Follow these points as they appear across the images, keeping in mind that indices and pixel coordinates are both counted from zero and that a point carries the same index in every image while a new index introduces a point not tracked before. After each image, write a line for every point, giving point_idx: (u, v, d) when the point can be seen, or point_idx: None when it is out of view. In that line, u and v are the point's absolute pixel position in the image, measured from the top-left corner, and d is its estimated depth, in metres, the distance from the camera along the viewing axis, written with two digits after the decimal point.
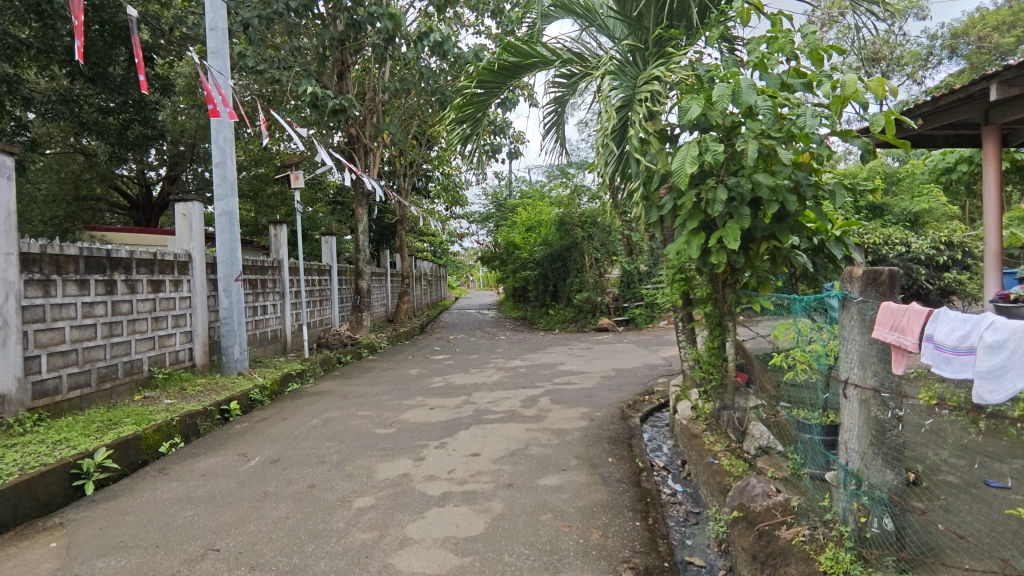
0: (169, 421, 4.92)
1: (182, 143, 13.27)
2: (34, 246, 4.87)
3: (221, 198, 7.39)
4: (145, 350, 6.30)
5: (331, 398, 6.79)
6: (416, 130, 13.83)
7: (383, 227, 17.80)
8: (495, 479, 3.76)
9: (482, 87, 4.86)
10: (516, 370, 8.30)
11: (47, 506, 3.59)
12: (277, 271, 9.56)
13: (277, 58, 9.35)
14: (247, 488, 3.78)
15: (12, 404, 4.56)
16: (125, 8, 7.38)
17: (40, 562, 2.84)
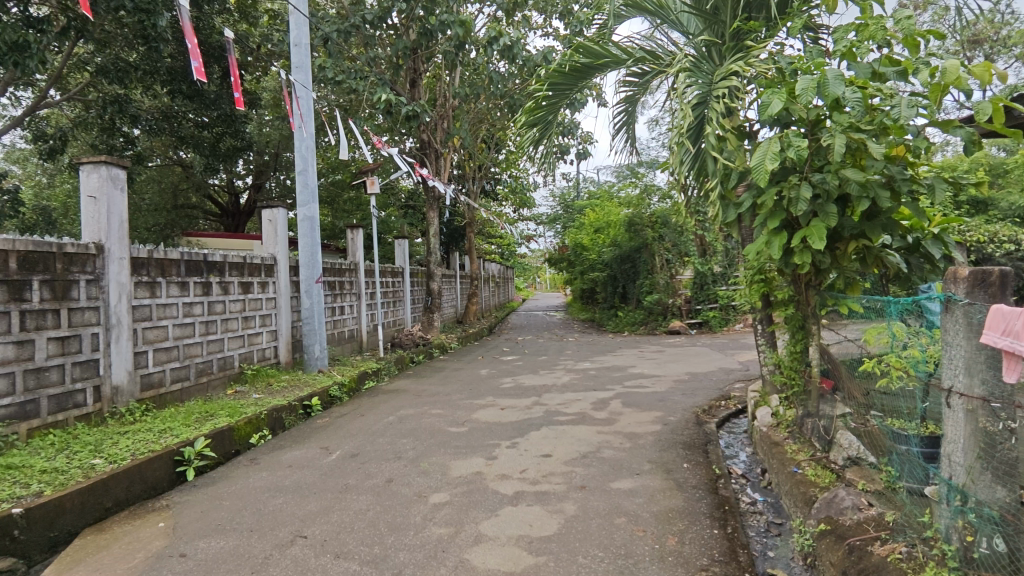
0: (258, 414, 5.25)
1: (267, 153, 14.10)
2: (143, 251, 5.33)
3: (304, 204, 7.79)
4: (236, 347, 6.75)
5: (405, 396, 7.00)
6: (486, 134, 14.05)
7: (453, 230, 18.19)
8: (567, 480, 3.76)
9: (553, 90, 4.86)
10: (586, 372, 8.25)
11: (154, 489, 3.92)
12: (354, 274, 9.98)
13: (354, 69, 9.77)
14: (330, 480, 3.97)
15: (123, 395, 5.02)
16: (221, 30, 7.94)
17: (151, 540, 3.11)
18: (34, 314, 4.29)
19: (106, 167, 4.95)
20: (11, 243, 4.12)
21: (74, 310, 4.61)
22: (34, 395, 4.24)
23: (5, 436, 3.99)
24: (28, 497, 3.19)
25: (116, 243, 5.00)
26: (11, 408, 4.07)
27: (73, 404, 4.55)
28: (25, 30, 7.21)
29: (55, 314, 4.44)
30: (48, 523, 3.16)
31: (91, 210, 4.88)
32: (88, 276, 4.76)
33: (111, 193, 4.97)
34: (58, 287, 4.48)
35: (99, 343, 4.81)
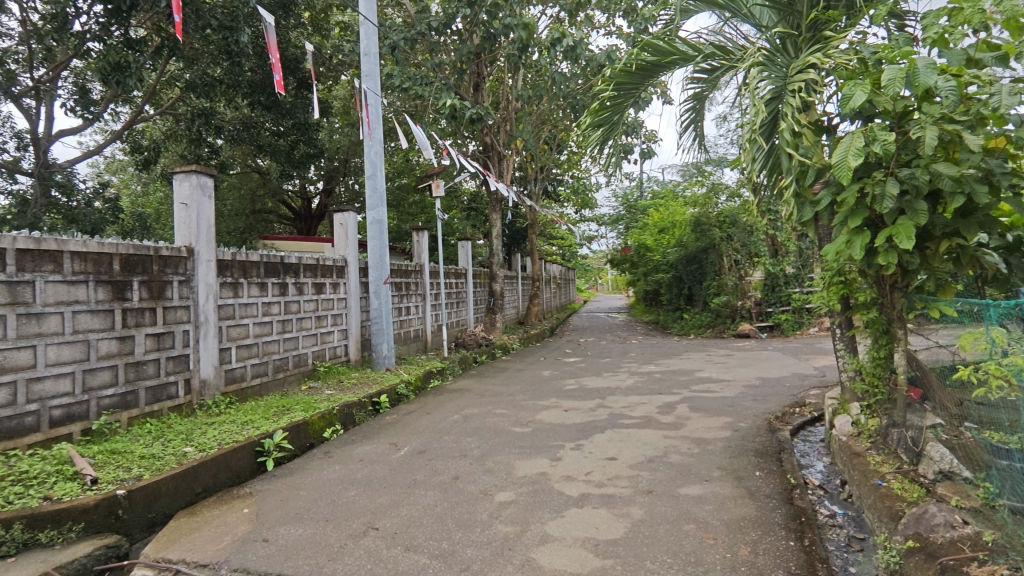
0: (331, 409, 5.49)
1: (337, 159, 14.68)
2: (227, 253, 5.68)
3: (373, 208, 8.06)
4: (310, 345, 7.08)
5: (470, 396, 7.12)
6: (549, 135, 14.04)
7: (515, 231, 18.34)
8: (633, 484, 3.71)
9: (619, 90, 4.79)
10: (651, 375, 8.10)
11: (238, 477, 4.18)
12: (419, 275, 10.23)
13: (420, 75, 10.02)
14: (399, 475, 4.10)
15: (210, 388, 5.38)
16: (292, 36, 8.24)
17: (237, 524, 3.31)
18: (135, 311, 4.66)
19: (196, 175, 5.30)
20: (115, 246, 4.50)
21: (167, 309, 4.97)
22: (133, 386, 4.61)
23: (109, 424, 4.36)
24: (130, 480, 3.48)
25: (205, 246, 5.35)
26: (114, 398, 4.45)
27: (167, 396, 4.92)
28: (125, 51, 7.85)
29: (152, 312, 4.81)
30: (146, 505, 3.43)
31: (183, 216, 5.26)
32: (180, 277, 5.13)
33: (200, 200, 5.32)
34: (154, 287, 4.85)
35: (189, 339, 5.18)
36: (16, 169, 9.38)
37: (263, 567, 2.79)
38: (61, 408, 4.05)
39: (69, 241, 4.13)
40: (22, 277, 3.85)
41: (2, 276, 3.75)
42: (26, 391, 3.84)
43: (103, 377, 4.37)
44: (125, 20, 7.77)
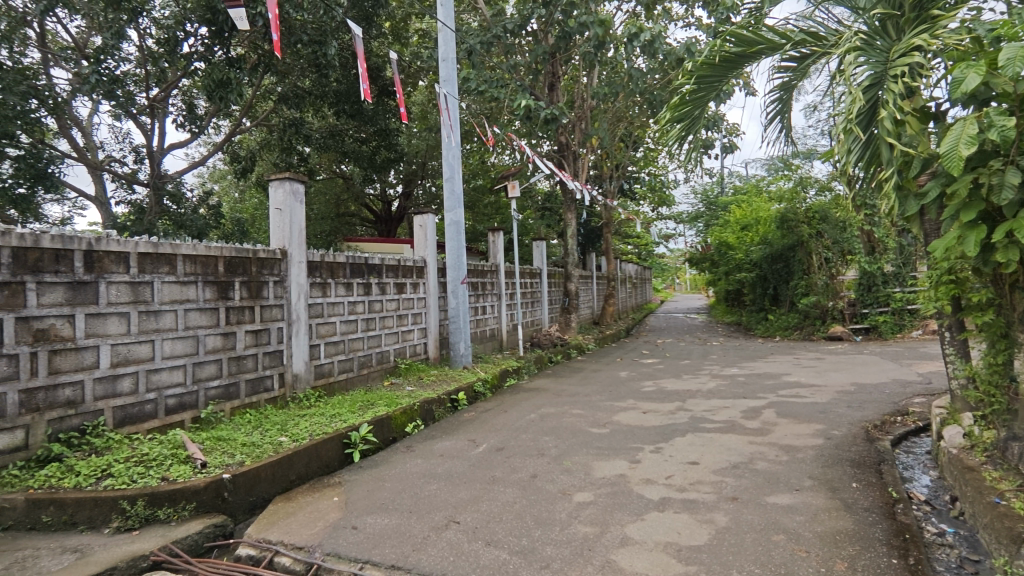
0: (412, 405, 5.68)
1: (416, 163, 15.15)
2: (317, 255, 6.00)
3: (451, 209, 8.24)
4: (392, 342, 7.35)
5: (546, 395, 7.14)
6: (625, 133, 13.82)
7: (590, 230, 18.26)
8: (717, 490, 3.59)
9: (700, 83, 4.62)
10: (734, 378, 7.78)
11: (327, 467, 4.42)
12: (495, 274, 10.37)
13: (495, 78, 10.15)
14: (478, 471, 4.18)
15: (302, 382, 5.72)
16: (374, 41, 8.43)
17: (328, 511, 3.51)
18: (236, 309, 5.04)
19: (289, 181, 5.61)
20: (220, 249, 4.87)
21: (264, 307, 5.34)
22: (235, 379, 4.99)
23: (215, 413, 4.74)
24: (234, 465, 3.77)
25: (297, 249, 5.68)
26: (219, 389, 4.83)
27: (264, 388, 5.28)
28: (227, 69, 8.51)
29: (251, 310, 5.18)
30: (248, 489, 3.70)
31: (278, 220, 5.62)
32: (275, 278, 5.48)
33: (293, 206, 5.65)
34: (253, 287, 5.21)
35: (283, 336, 5.53)
36: (135, 181, 10.37)
37: (353, 553, 2.94)
38: (174, 397, 4.45)
39: (181, 245, 4.52)
40: (143, 278, 4.25)
41: (127, 277, 4.14)
42: (146, 382, 4.24)
43: (209, 370, 4.75)
44: (226, 40, 8.44)
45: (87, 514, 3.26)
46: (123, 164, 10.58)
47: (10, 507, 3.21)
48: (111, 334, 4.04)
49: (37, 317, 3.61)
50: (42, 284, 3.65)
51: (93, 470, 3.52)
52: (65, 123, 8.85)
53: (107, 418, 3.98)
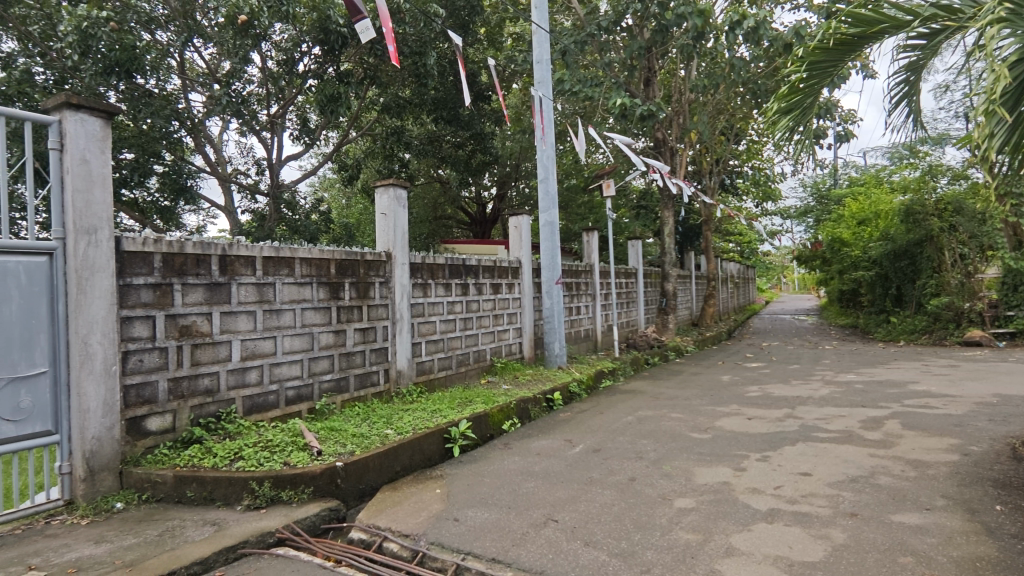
0: (509, 403, 5.78)
1: (510, 165, 15.39)
2: (418, 257, 6.28)
3: (545, 210, 8.27)
4: (488, 342, 7.53)
5: (643, 398, 6.99)
6: (726, 125, 13.20)
7: (688, 228, 17.66)
8: (833, 505, 3.35)
9: (813, 69, 4.32)
10: (851, 386, 7.20)
11: (429, 460, 4.61)
12: (589, 275, 10.30)
13: (590, 77, 10.08)
14: (575, 471, 4.18)
15: (405, 378, 6.02)
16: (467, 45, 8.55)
17: (431, 503, 3.66)
18: (347, 308, 5.39)
19: (393, 188, 5.89)
20: (332, 252, 5.24)
21: (371, 306, 5.66)
22: (345, 373, 5.34)
23: (328, 405, 5.11)
24: (346, 454, 4.03)
25: (401, 252, 5.97)
26: (331, 382, 5.20)
27: (371, 382, 5.62)
28: (338, 84, 9.13)
29: (360, 310, 5.52)
30: (358, 477, 3.95)
31: (383, 224, 5.92)
32: (381, 279, 5.80)
33: (397, 211, 5.93)
34: (361, 288, 5.55)
35: (389, 334, 5.84)
36: (257, 191, 11.37)
37: (456, 544, 3.04)
38: (294, 389, 4.85)
39: (299, 249, 4.91)
40: (267, 279, 4.65)
41: (254, 278, 4.56)
42: (269, 374, 4.65)
43: (323, 364, 5.12)
44: (336, 58, 9.08)
45: (222, 492, 3.63)
46: (247, 176, 11.64)
47: (162, 482, 3.66)
48: (241, 330, 4.46)
49: (182, 315, 4.07)
50: (186, 285, 4.10)
51: (227, 451, 3.91)
52: (201, 140, 9.88)
53: (237, 405, 4.41)
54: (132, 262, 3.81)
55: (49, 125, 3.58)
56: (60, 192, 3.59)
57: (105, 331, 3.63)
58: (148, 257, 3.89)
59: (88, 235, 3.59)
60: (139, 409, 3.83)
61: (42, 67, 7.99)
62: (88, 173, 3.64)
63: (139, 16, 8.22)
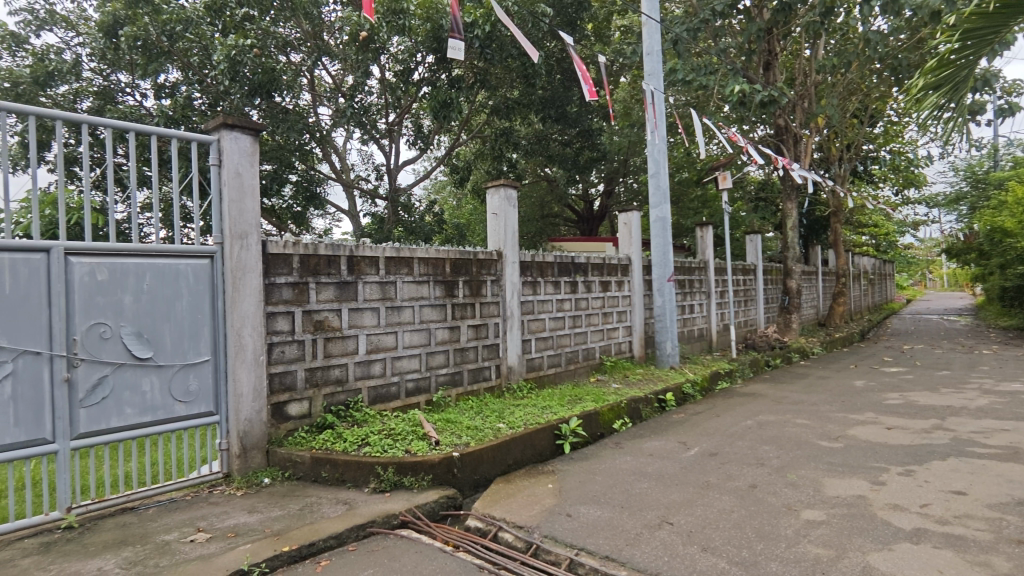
0: (619, 402, 5.71)
1: (618, 160, 15.13)
2: (528, 255, 6.37)
3: (657, 206, 8.01)
4: (598, 340, 7.49)
5: (763, 401, 6.60)
6: (859, 107, 12.04)
7: (814, 221, 16.36)
8: (994, 529, 2.97)
9: (968, 39, 3.81)
10: (1018, 396, 6.29)
11: (540, 455, 4.68)
12: (704, 272, 9.88)
13: (705, 65, 9.64)
14: (691, 474, 4.05)
15: (515, 373, 6.16)
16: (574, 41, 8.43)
17: (544, 497, 3.71)
18: (461, 306, 5.61)
19: (504, 189, 6.04)
20: (447, 252, 5.46)
21: (484, 304, 5.85)
22: (460, 367, 5.58)
23: (444, 397, 5.37)
24: (461, 445, 4.21)
25: (512, 250, 6.10)
26: (447, 376, 5.45)
27: (484, 377, 5.82)
28: (450, 90, 9.50)
29: (473, 307, 5.72)
30: (473, 468, 4.10)
31: (494, 224, 6.08)
32: (492, 277, 5.97)
33: (507, 210, 6.07)
34: (474, 285, 5.75)
35: (500, 330, 6.01)
36: (377, 195, 12.10)
37: (569, 539, 3.08)
38: (413, 381, 5.14)
39: (417, 249, 5.18)
40: (389, 278, 4.97)
41: (377, 277, 4.88)
42: (392, 366, 4.98)
43: (439, 359, 5.38)
44: (448, 65, 9.50)
45: (352, 474, 3.94)
46: (368, 182, 12.44)
47: (301, 462, 4.04)
48: (367, 325, 4.80)
49: (316, 310, 4.46)
50: (320, 283, 4.49)
51: (356, 437, 4.23)
52: (328, 150, 10.73)
53: (364, 395, 4.76)
54: (275, 263, 4.24)
55: (210, 144, 4.08)
56: (218, 202, 4.07)
57: (254, 325, 4.07)
58: (288, 258, 4.31)
59: (240, 240, 4.04)
60: (281, 395, 4.25)
61: (198, 92, 9.03)
62: (240, 184, 4.10)
63: (276, 41, 9.10)
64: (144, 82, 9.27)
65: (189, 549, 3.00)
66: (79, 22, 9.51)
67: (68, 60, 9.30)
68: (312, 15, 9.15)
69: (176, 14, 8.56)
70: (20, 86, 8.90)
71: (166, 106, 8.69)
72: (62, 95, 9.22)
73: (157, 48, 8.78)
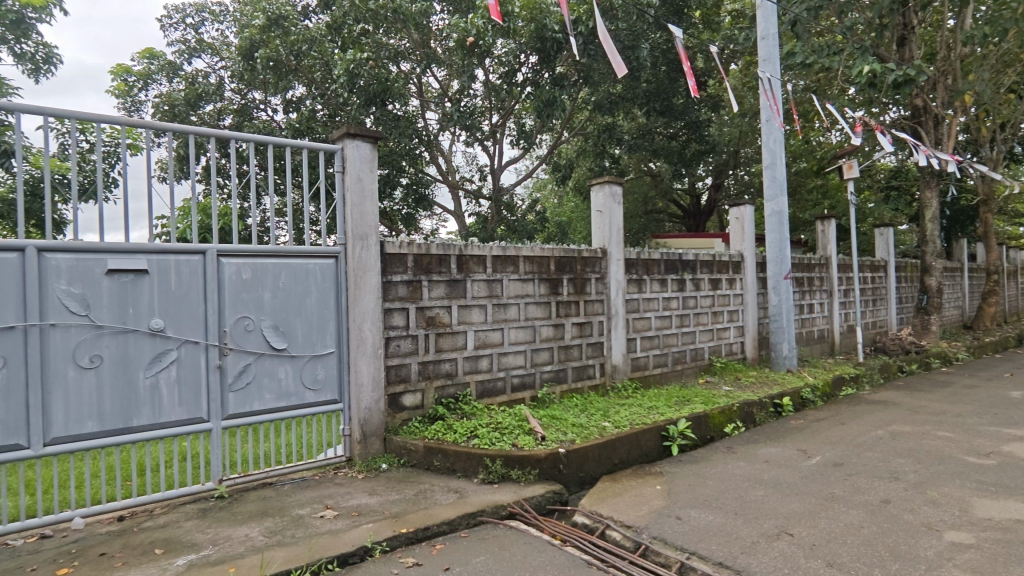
0: (731, 406, 5.45)
1: (728, 152, 14.40)
2: (633, 253, 6.27)
3: (774, 199, 7.51)
4: (706, 340, 7.20)
5: (896, 410, 6.02)
6: (1017, 79, 10.56)
7: (959, 210, 14.59)
8: None
9: None
10: None
11: (647, 456, 4.59)
12: (826, 269, 9.16)
13: (828, 45, 8.92)
14: (812, 485, 3.79)
15: (620, 372, 6.09)
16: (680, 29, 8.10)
17: (651, 498, 3.65)
18: (565, 303, 5.64)
19: (609, 185, 5.98)
20: (552, 250, 5.52)
21: (588, 302, 5.84)
22: (564, 365, 5.62)
23: (549, 393, 5.43)
24: (567, 442, 4.24)
25: (616, 248, 6.03)
26: (552, 373, 5.52)
27: (588, 375, 5.81)
28: (554, 89, 9.54)
29: (577, 305, 5.73)
30: (579, 465, 4.12)
31: (599, 222, 6.04)
32: (597, 275, 5.94)
33: (612, 207, 6.01)
34: (578, 283, 5.76)
35: (604, 328, 5.97)
36: (481, 195, 12.42)
37: (679, 543, 3.01)
38: (518, 377, 5.26)
39: (523, 248, 5.28)
40: (496, 276, 5.11)
41: (484, 275, 5.03)
42: (498, 362, 5.12)
43: (543, 356, 5.45)
44: (551, 64, 9.53)
45: (462, 464, 4.10)
46: (472, 182, 12.81)
47: (415, 450, 4.28)
48: (475, 322, 4.97)
49: (428, 307, 4.69)
50: (432, 281, 4.71)
51: (465, 429, 4.40)
52: (435, 153, 11.18)
53: (472, 389, 4.94)
54: (392, 262, 4.51)
55: (335, 153, 4.41)
56: (343, 206, 4.40)
57: (374, 320, 4.36)
58: (403, 258, 4.56)
59: (362, 241, 4.35)
60: (397, 386, 4.52)
61: (320, 104, 9.76)
62: (361, 189, 4.41)
63: (389, 52, 9.62)
64: (275, 98, 10.19)
65: (320, 524, 3.29)
66: (223, 48, 10.64)
67: (214, 82, 10.45)
68: (422, 25, 9.59)
69: (302, 35, 9.35)
70: (176, 108, 10.14)
71: (294, 119, 9.50)
72: (208, 114, 10.35)
73: (286, 67, 9.62)
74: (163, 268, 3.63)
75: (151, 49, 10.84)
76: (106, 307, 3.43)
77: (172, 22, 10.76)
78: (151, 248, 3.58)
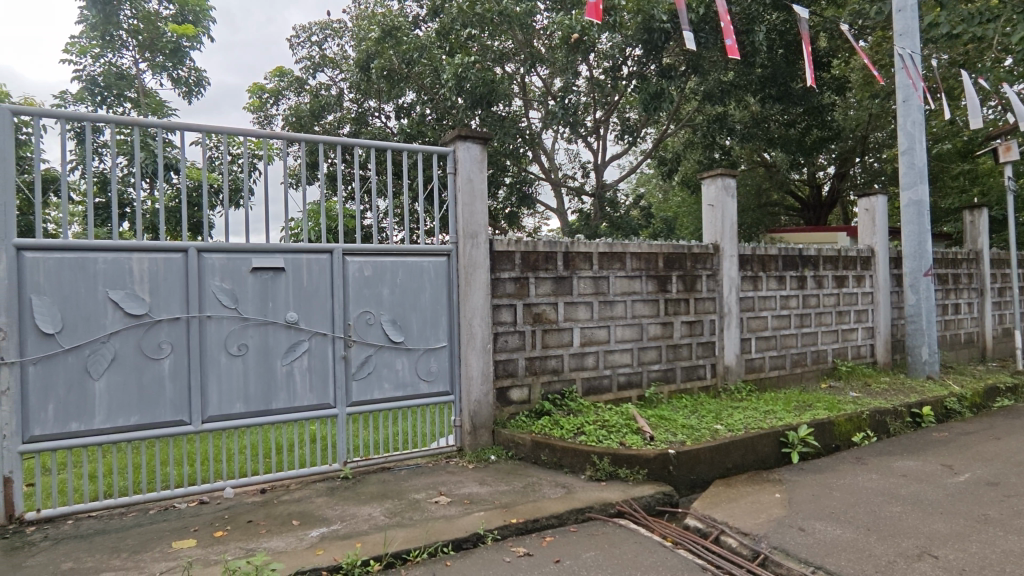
0: (860, 413, 5.01)
1: (854, 137, 13.23)
2: (747, 248, 5.96)
3: (911, 187, 6.79)
4: (830, 341, 6.68)
5: None
6: None
7: None
8: None
9: None
10: None
11: (763, 462, 4.36)
12: (976, 264, 8.14)
13: (979, 12, 7.90)
14: (961, 504, 3.41)
15: (733, 373, 5.81)
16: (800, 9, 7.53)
17: (770, 506, 3.46)
18: (674, 301, 5.49)
19: (721, 178, 5.74)
20: (660, 246, 5.39)
21: (698, 299, 5.64)
22: (672, 364, 5.47)
23: (656, 393, 5.32)
24: (676, 442, 4.13)
25: (729, 243, 5.76)
26: (659, 372, 5.39)
27: (698, 375, 5.61)
28: (660, 81, 9.28)
29: (687, 303, 5.55)
30: (690, 467, 4.00)
31: (710, 216, 5.81)
32: (708, 272, 5.71)
33: (725, 201, 5.74)
34: (688, 281, 5.57)
35: (716, 328, 5.73)
36: (584, 192, 12.36)
37: (803, 555, 2.84)
38: (624, 375, 5.19)
39: (630, 244, 5.21)
40: (602, 273, 5.08)
41: (590, 272, 5.02)
42: (604, 360, 5.09)
43: (651, 354, 5.35)
44: (658, 55, 9.25)
45: (570, 460, 4.12)
46: (574, 179, 12.79)
47: (523, 443, 4.37)
48: (581, 318, 4.97)
49: (535, 303, 4.76)
50: (539, 278, 4.78)
51: (572, 426, 4.43)
52: (538, 152, 11.30)
53: (578, 385, 4.95)
54: (500, 260, 4.63)
55: (447, 155, 4.59)
56: (454, 206, 4.58)
57: (482, 316, 4.51)
58: (511, 255, 4.67)
59: (472, 239, 4.50)
60: (505, 380, 4.64)
61: (429, 109, 10.19)
62: (471, 189, 4.56)
63: (494, 54, 9.85)
64: (388, 105, 10.76)
65: (435, 509, 3.46)
66: (342, 61, 11.42)
67: (334, 94, 11.24)
68: (527, 26, 9.73)
69: (413, 43, 9.83)
70: (302, 120, 11.07)
71: (405, 124, 10.02)
72: (330, 123, 11.17)
73: (399, 75, 10.17)
74: (296, 266, 3.98)
75: (280, 67, 11.88)
76: (251, 301, 3.84)
77: (300, 41, 11.72)
78: (286, 248, 3.94)
